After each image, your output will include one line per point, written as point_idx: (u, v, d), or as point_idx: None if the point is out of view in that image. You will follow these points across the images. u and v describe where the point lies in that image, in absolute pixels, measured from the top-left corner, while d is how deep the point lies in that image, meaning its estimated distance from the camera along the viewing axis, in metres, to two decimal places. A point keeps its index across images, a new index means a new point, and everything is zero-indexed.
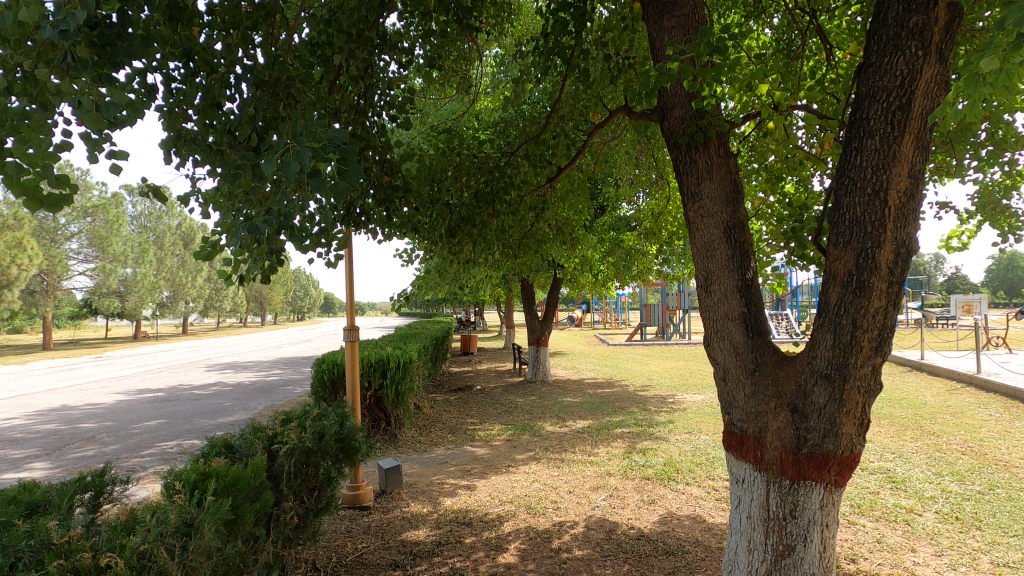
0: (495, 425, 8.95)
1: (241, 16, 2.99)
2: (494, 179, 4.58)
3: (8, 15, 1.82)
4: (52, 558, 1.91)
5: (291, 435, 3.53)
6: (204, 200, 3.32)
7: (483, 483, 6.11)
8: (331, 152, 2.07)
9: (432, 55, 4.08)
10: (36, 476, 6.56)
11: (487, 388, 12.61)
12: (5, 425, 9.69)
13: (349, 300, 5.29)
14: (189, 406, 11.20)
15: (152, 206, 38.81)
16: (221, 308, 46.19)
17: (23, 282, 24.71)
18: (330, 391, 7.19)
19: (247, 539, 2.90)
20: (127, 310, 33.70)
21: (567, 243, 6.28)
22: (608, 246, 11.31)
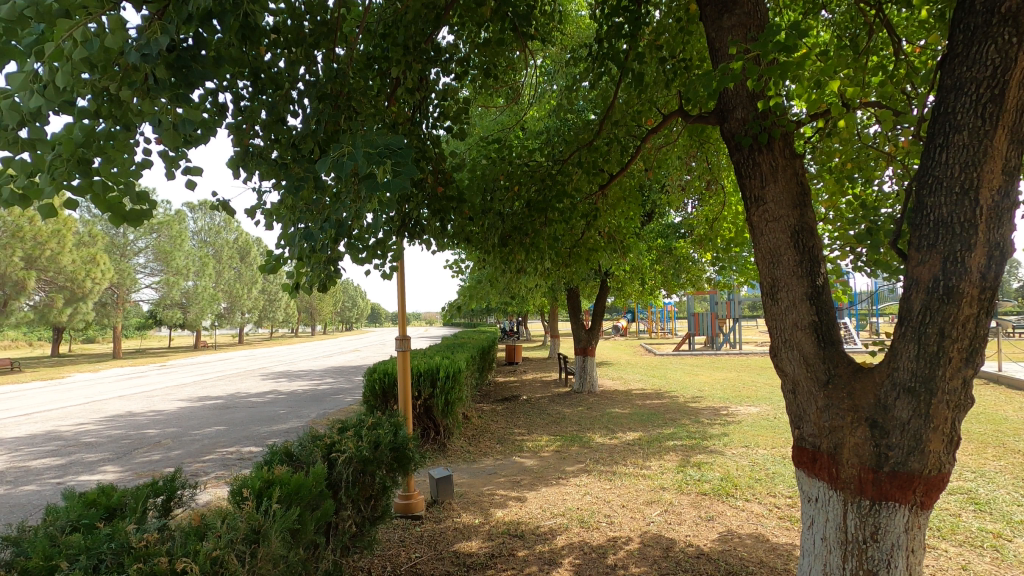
0: (543, 436, 8.86)
1: (305, 34, 3.08)
2: (546, 188, 4.57)
3: (95, 42, 1.95)
4: (132, 562, 1.97)
5: (348, 444, 3.57)
6: (269, 214, 3.45)
7: (534, 495, 6.03)
8: (386, 156, 2.08)
9: (485, 66, 4.11)
10: (109, 478, 6.89)
11: (534, 398, 12.53)
12: (80, 430, 10.29)
13: (401, 309, 5.34)
14: (247, 414, 11.57)
15: (211, 221, 40.73)
16: (274, 320, 47.91)
17: (96, 295, 26.21)
18: (381, 400, 7.30)
19: (308, 546, 2.94)
20: (189, 321, 35.42)
21: (618, 252, 6.16)
22: (656, 254, 11.11)
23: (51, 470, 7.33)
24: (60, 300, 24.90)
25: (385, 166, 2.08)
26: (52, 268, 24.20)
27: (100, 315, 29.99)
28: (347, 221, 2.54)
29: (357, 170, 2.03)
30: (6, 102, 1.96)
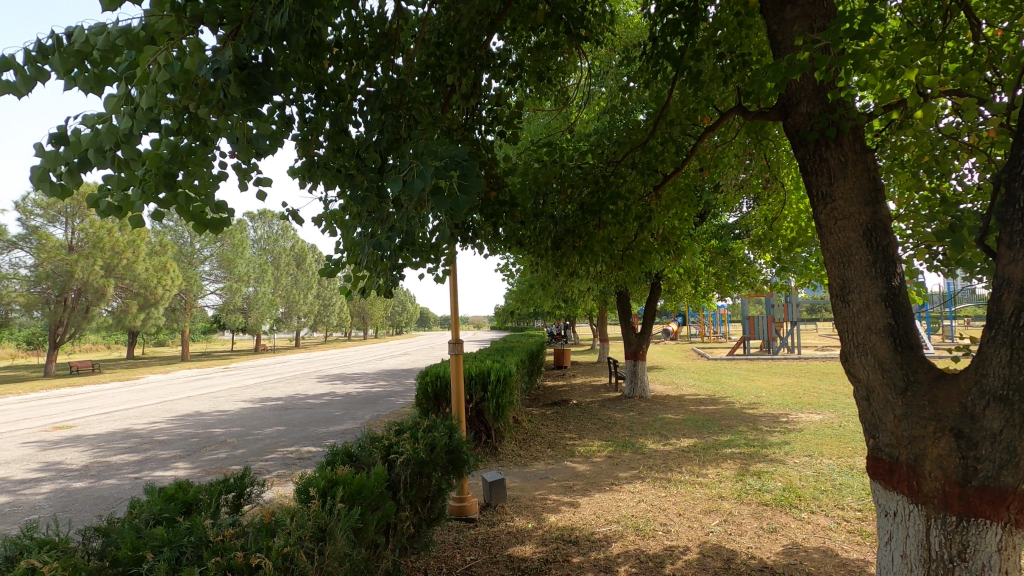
0: (595, 441, 8.77)
1: (365, 46, 3.22)
2: (600, 190, 4.55)
3: (176, 65, 2.06)
4: (210, 555, 2.06)
5: (406, 446, 3.64)
6: (330, 221, 3.59)
7: (587, 500, 5.95)
8: (453, 170, 2.22)
9: (537, 70, 4.13)
10: (180, 474, 7.29)
11: (584, 402, 12.41)
12: (154, 428, 10.97)
13: (453, 313, 5.40)
14: (305, 414, 12.00)
15: (269, 230, 42.59)
16: (329, 324, 49.49)
17: (167, 300, 27.84)
18: (433, 402, 7.41)
19: (369, 545, 3.01)
20: (250, 325, 37.03)
21: (672, 254, 6.02)
22: (711, 256, 10.83)
23: (130, 465, 7.83)
24: (135, 306, 26.58)
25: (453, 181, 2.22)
26: (128, 275, 25.86)
27: (170, 319, 31.82)
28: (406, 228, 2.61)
29: (425, 185, 2.15)
30: (104, 126, 2.16)
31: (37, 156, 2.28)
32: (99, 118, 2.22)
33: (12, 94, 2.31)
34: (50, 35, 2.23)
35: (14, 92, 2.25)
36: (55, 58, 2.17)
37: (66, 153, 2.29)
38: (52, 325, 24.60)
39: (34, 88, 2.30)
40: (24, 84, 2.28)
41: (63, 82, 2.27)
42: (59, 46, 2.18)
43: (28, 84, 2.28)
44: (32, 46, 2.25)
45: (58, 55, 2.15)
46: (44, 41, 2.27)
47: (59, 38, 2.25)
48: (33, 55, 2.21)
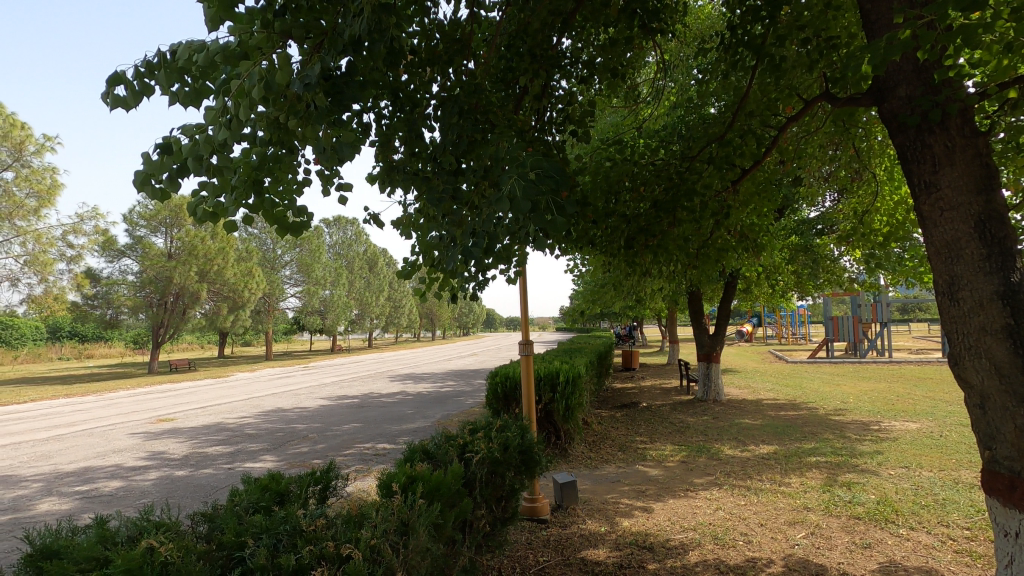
0: (667, 445, 8.53)
1: (439, 52, 3.32)
2: (674, 187, 4.41)
3: (269, 80, 2.20)
4: (304, 544, 2.17)
5: (480, 444, 3.69)
6: (406, 225, 3.71)
7: (661, 506, 5.79)
8: (545, 185, 2.32)
9: (610, 67, 4.07)
10: (267, 466, 7.74)
11: (654, 405, 12.11)
12: (243, 422, 11.74)
13: (523, 313, 5.42)
14: (379, 412, 12.45)
15: (344, 235, 44.58)
16: (399, 325, 51.07)
17: (253, 303, 29.68)
18: (502, 403, 7.47)
19: (447, 542, 3.06)
20: (326, 326, 38.84)
21: (751, 252, 5.75)
22: (790, 253, 10.29)
23: (223, 456, 8.42)
24: (225, 308, 28.53)
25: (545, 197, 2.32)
26: (218, 280, 27.83)
27: (255, 321, 33.96)
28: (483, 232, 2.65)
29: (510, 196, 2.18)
30: (202, 136, 2.35)
31: (143, 164, 2.51)
32: (197, 128, 2.41)
33: (122, 107, 2.55)
34: (156, 53, 2.45)
35: (124, 105, 2.48)
36: (160, 73, 2.39)
37: (168, 160, 2.51)
38: (154, 327, 26.90)
39: (141, 102, 2.53)
40: (132, 98, 2.51)
41: (167, 94, 2.48)
42: (164, 62, 2.40)
43: (136, 98, 2.51)
44: (140, 63, 2.47)
45: (162, 70, 2.36)
46: (150, 57, 2.49)
47: (163, 54, 2.46)
48: (141, 72, 2.43)
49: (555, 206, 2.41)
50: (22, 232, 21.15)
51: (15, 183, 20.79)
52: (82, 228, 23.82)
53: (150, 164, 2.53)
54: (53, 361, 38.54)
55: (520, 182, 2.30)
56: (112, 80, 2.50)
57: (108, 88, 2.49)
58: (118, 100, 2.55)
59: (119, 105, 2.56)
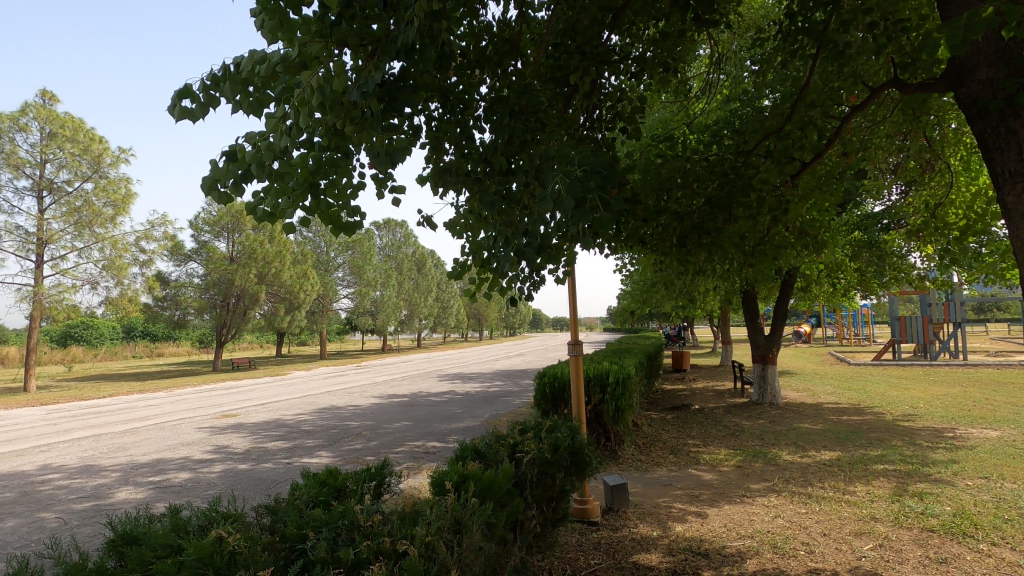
0: (721, 449, 8.28)
1: (488, 54, 3.34)
2: (729, 182, 4.27)
3: (326, 87, 2.27)
4: (362, 539, 2.22)
5: (531, 445, 3.68)
6: (457, 226, 3.76)
7: (716, 512, 5.62)
8: (592, 181, 2.30)
9: (662, 62, 3.99)
10: (323, 462, 8.01)
11: (707, 408, 11.78)
12: (300, 419, 12.18)
13: (572, 313, 5.37)
14: (429, 411, 12.66)
15: (393, 237, 45.59)
16: (447, 325, 51.76)
17: (308, 304, 30.77)
18: (551, 403, 7.44)
19: (500, 541, 3.07)
20: (377, 326, 39.81)
21: (812, 249, 5.53)
22: (853, 250, 9.82)
23: (282, 451, 8.77)
24: (282, 309, 29.71)
25: (591, 194, 2.30)
26: (276, 283, 29.02)
27: (310, 321, 35.18)
28: (536, 230, 2.66)
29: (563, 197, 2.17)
30: (264, 143, 2.46)
31: (211, 171, 2.65)
32: (259, 136, 2.52)
33: (189, 118, 2.71)
34: (220, 66, 2.59)
35: (191, 116, 2.64)
36: (225, 85, 2.51)
37: (233, 167, 2.64)
38: (218, 327, 28.32)
39: (207, 112, 2.68)
40: (199, 109, 2.66)
41: (230, 104, 2.62)
42: (228, 75, 2.52)
43: (202, 109, 2.66)
44: (206, 75, 2.61)
45: (227, 82, 2.48)
46: (215, 70, 2.63)
47: (226, 66, 2.60)
48: (207, 84, 2.57)
49: (602, 202, 2.39)
50: (100, 239, 22.69)
51: (94, 193, 22.39)
52: (153, 235, 25.36)
53: (217, 170, 2.68)
54: (128, 359, 41.22)
55: (574, 182, 2.29)
56: (181, 93, 2.65)
57: (178, 101, 2.65)
58: (187, 112, 2.70)
59: (187, 117, 2.73)
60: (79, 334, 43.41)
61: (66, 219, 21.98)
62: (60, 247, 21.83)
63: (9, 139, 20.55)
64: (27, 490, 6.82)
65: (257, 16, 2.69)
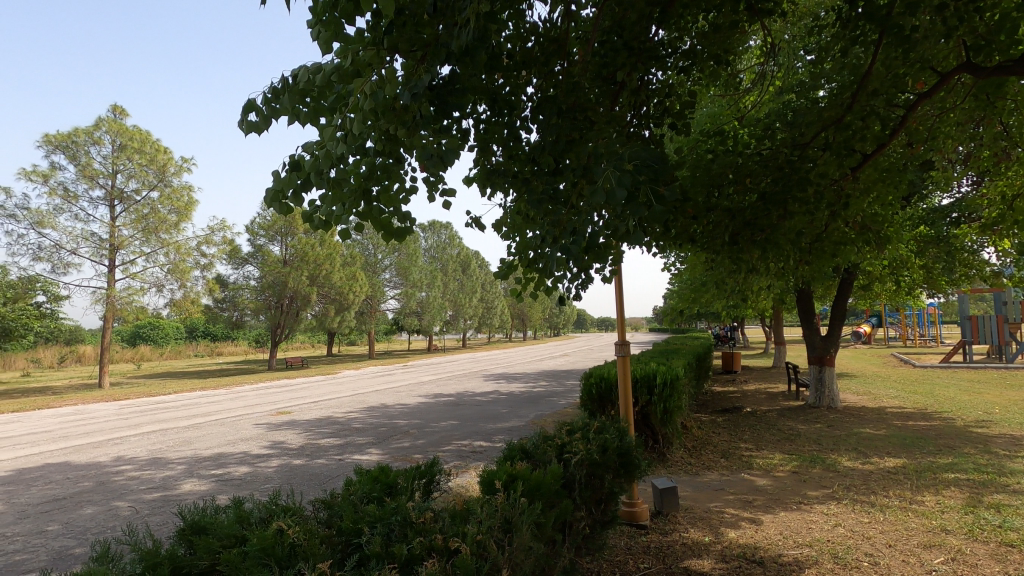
0: (776, 453, 7.99)
1: (534, 54, 3.35)
2: (784, 177, 4.12)
3: (380, 93, 2.34)
4: (415, 535, 2.26)
5: (579, 446, 3.66)
6: (504, 227, 3.78)
7: (771, 518, 5.42)
8: (644, 175, 2.30)
9: (712, 56, 3.89)
10: (373, 459, 8.20)
11: (759, 411, 11.39)
12: (350, 417, 12.52)
13: (619, 312, 5.30)
14: (475, 411, 12.77)
15: (438, 239, 46.22)
16: (491, 325, 52.05)
17: (357, 304, 31.58)
18: (597, 404, 7.37)
19: (549, 541, 3.06)
20: (424, 326, 40.45)
21: (873, 245, 5.30)
22: (918, 246, 9.29)
23: (334, 448, 9.04)
24: (333, 310, 30.60)
25: (644, 188, 2.30)
26: (326, 284, 29.94)
27: (359, 321, 36.10)
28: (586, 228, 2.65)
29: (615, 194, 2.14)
30: (322, 152, 2.56)
31: (273, 181, 2.79)
32: (317, 145, 2.63)
33: (254, 131, 2.86)
34: (280, 79, 2.71)
35: (255, 129, 2.78)
36: (285, 97, 2.63)
37: (293, 176, 2.77)
38: (273, 327, 29.42)
39: (269, 124, 2.82)
40: (262, 122, 2.80)
41: (290, 116, 2.74)
42: (287, 87, 2.64)
43: (264, 121, 2.79)
44: (268, 89, 2.75)
45: (286, 93, 2.59)
46: (275, 84, 2.75)
47: (286, 80, 2.73)
48: (268, 98, 2.70)
49: (654, 198, 2.35)
50: (165, 244, 24.01)
51: (160, 201, 23.69)
52: (213, 239, 26.60)
53: (280, 180, 2.82)
54: (190, 358, 43.51)
55: (624, 177, 2.27)
56: (246, 108, 2.80)
57: (242, 115, 2.80)
58: (251, 125, 2.86)
59: (253, 130, 2.89)
60: (147, 334, 46.16)
61: (136, 225, 23.37)
62: (130, 252, 23.22)
63: (84, 152, 22.02)
64: (103, 480, 7.29)
65: (313, 29, 2.80)
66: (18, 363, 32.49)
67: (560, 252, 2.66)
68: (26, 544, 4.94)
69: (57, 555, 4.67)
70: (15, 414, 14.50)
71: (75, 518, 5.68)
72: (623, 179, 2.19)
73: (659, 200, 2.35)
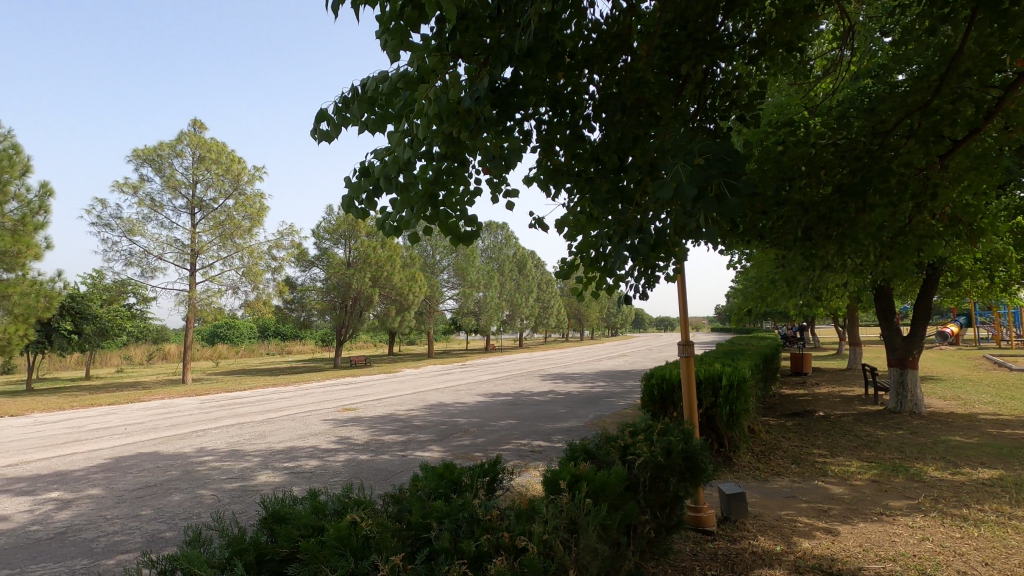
0: (853, 460, 7.54)
1: (596, 51, 3.32)
2: (863, 167, 3.91)
3: (444, 97, 2.39)
4: (482, 532, 2.29)
5: (643, 448, 3.59)
6: (567, 226, 3.78)
7: (849, 529, 5.12)
8: (716, 168, 2.23)
9: (782, 42, 3.73)
10: (434, 456, 8.38)
11: (834, 415, 10.78)
12: (412, 415, 12.86)
13: (682, 311, 5.16)
14: (533, 410, 12.79)
15: (495, 240, 46.63)
16: (548, 325, 51.92)
17: (417, 305, 32.32)
18: (659, 406, 7.21)
19: (614, 544, 3.01)
20: (481, 326, 40.90)
21: (963, 237, 4.96)
22: (1015, 238, 8.52)
23: (397, 444, 9.32)
24: (394, 310, 31.48)
25: (716, 181, 2.23)
26: (388, 285, 30.82)
27: (419, 321, 36.94)
28: (659, 227, 2.57)
29: (691, 190, 2.10)
30: (391, 158, 2.65)
31: (346, 188, 2.92)
32: (385, 151, 2.73)
33: (327, 140, 3.02)
34: (349, 89, 2.83)
35: (328, 138, 2.94)
36: (355, 105, 2.74)
37: (364, 182, 2.89)
38: (338, 327, 30.58)
39: (340, 133, 2.96)
40: (333, 131, 2.95)
41: (359, 123, 2.85)
42: (357, 96, 2.76)
43: (336, 130, 2.94)
44: (338, 99, 2.88)
45: (356, 102, 2.71)
46: (346, 94, 2.89)
47: (355, 89, 2.85)
48: (339, 107, 2.83)
49: (730, 190, 2.28)
50: (240, 249, 25.49)
51: (235, 208, 25.17)
52: (283, 243, 27.95)
53: (352, 186, 2.94)
54: (263, 356, 46.00)
55: (699, 173, 2.21)
56: (319, 118, 2.95)
57: (316, 126, 2.97)
58: (324, 134, 3.02)
59: (325, 138, 3.04)
60: (224, 333, 49.23)
61: (214, 231, 24.93)
62: (209, 257, 24.77)
63: (168, 164, 23.69)
64: (188, 469, 7.84)
65: (378, 37, 2.90)
66: (113, 360, 35.45)
67: (627, 251, 2.62)
68: (124, 527, 5.37)
69: (150, 537, 5.05)
70: (113, 407, 15.83)
71: (165, 503, 6.14)
72: (693, 172, 2.13)
73: (732, 194, 2.28)
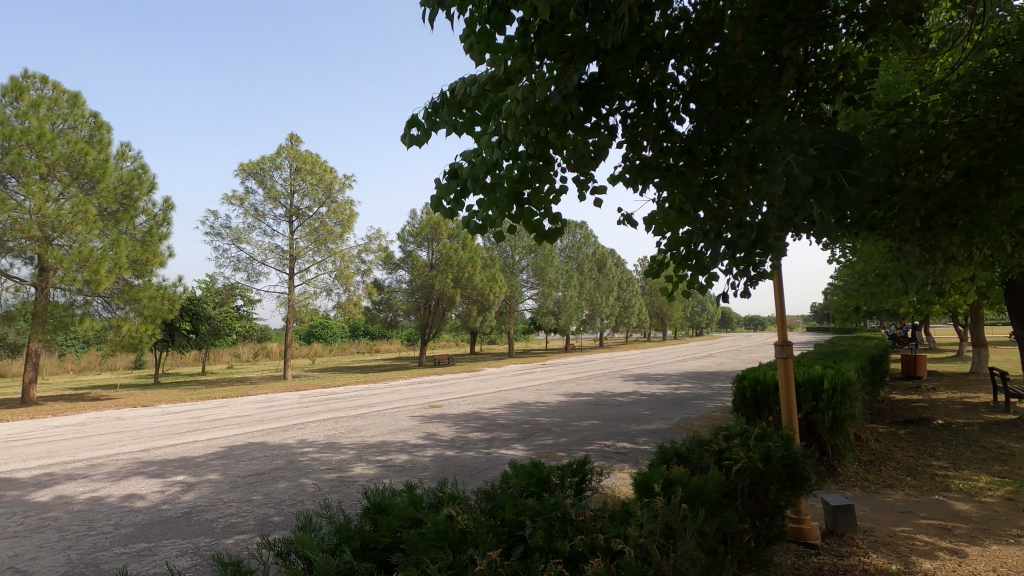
0: (980, 475, 6.77)
1: (684, 39, 3.20)
2: (994, 147, 3.54)
3: (532, 97, 2.41)
4: (576, 532, 2.28)
5: (739, 453, 3.42)
6: (654, 223, 3.68)
7: (979, 552, 4.60)
8: (833, 158, 2.07)
9: (892, 15, 3.42)
10: (517, 454, 8.47)
11: (955, 425, 9.72)
12: (495, 413, 13.06)
13: (779, 310, 4.87)
14: (616, 411, 12.58)
15: (574, 239, 46.33)
16: (629, 325, 50.77)
17: (497, 305, 32.76)
18: (753, 410, 6.85)
19: (711, 551, 2.89)
20: (561, 326, 40.71)
21: None
22: None
23: (482, 442, 9.50)
24: (475, 310, 32.10)
25: (832, 172, 2.07)
26: (469, 286, 31.45)
27: (499, 321, 37.42)
28: (764, 222, 2.42)
29: (805, 181, 1.97)
30: (479, 159, 2.71)
31: (435, 189, 3.02)
32: (473, 153, 2.80)
33: (417, 144, 3.15)
34: (439, 94, 2.94)
35: (418, 142, 3.06)
36: (444, 110, 2.85)
37: (453, 183, 2.98)
38: (422, 326, 31.64)
39: (430, 137, 3.08)
40: (423, 135, 3.07)
41: (448, 127, 2.95)
42: (446, 100, 2.86)
43: (426, 134, 3.05)
44: (428, 105, 3.00)
45: (446, 107, 2.81)
46: (435, 99, 3.00)
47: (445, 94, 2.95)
48: (429, 112, 2.95)
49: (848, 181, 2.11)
50: (334, 254, 27.07)
51: (328, 215, 26.78)
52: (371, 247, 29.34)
53: (441, 188, 3.04)
54: (354, 355, 48.45)
55: (810, 163, 2.06)
56: (410, 123, 3.09)
57: (407, 130, 3.10)
58: (415, 138, 3.15)
59: (415, 143, 3.17)
60: (319, 333, 52.42)
61: (309, 237, 26.65)
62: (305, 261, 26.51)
63: (270, 176, 25.61)
64: (292, 459, 8.45)
65: (464, 40, 2.97)
66: (224, 357, 38.78)
67: (725, 246, 2.51)
68: (239, 509, 5.87)
69: (261, 521, 5.48)
70: (227, 400, 17.37)
71: (273, 490, 6.66)
72: (805, 163, 2.00)
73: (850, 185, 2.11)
